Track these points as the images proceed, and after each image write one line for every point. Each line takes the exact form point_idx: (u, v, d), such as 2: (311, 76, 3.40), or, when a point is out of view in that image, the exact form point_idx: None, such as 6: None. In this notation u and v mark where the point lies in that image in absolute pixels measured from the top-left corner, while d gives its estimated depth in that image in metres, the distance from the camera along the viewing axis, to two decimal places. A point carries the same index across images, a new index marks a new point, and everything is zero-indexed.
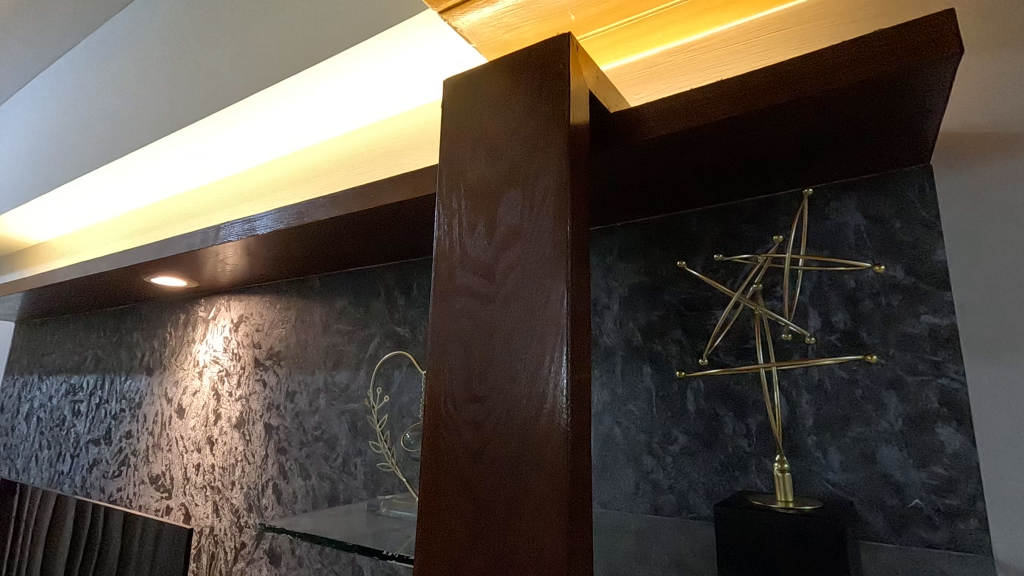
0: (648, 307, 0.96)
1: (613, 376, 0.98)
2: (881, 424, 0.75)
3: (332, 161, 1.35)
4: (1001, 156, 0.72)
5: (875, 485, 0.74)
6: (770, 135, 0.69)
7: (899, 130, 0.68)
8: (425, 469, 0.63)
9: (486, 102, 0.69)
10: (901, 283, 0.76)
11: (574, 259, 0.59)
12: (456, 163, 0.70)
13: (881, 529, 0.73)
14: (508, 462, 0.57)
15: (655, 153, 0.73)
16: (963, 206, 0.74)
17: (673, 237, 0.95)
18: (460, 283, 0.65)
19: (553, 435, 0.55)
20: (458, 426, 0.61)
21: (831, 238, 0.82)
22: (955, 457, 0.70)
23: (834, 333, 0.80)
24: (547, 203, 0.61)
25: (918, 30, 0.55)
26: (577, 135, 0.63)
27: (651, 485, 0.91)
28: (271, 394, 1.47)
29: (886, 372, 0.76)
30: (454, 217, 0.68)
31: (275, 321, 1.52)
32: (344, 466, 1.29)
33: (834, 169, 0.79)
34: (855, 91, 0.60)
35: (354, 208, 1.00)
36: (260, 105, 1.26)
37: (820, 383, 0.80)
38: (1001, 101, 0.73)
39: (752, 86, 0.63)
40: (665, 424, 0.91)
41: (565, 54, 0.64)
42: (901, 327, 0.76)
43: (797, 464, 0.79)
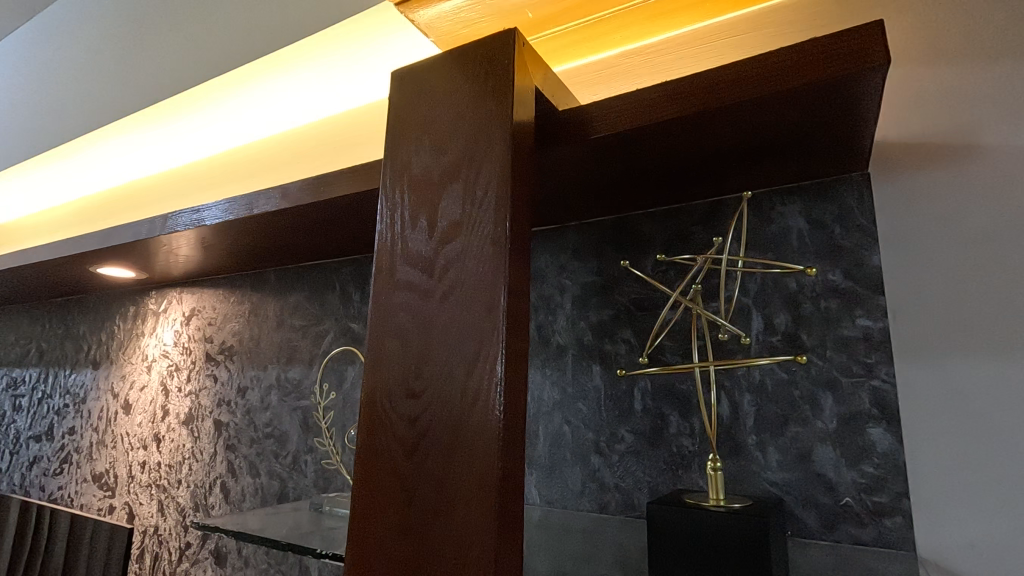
0: (600, 306, 0.96)
1: (564, 375, 0.98)
2: (817, 424, 0.77)
3: (286, 152, 1.32)
4: (933, 167, 0.76)
5: (810, 483, 0.76)
6: (714, 139, 0.70)
7: (837, 137, 0.70)
8: (360, 465, 0.61)
9: (433, 95, 0.68)
10: (839, 287, 0.78)
11: (514, 255, 0.59)
12: (401, 155, 0.69)
13: (813, 526, 0.75)
14: (441, 459, 0.56)
15: (603, 152, 0.73)
16: (898, 213, 0.76)
17: (625, 237, 0.95)
18: (401, 278, 0.64)
19: (487, 431, 0.55)
20: (394, 423, 0.60)
21: (775, 242, 0.84)
22: (883, 456, 0.72)
23: (775, 335, 0.81)
24: (488, 199, 0.61)
25: (849, 41, 0.57)
26: (520, 131, 0.62)
27: (598, 484, 0.91)
28: (222, 390, 1.43)
29: (822, 373, 0.77)
30: (396, 210, 0.67)
31: (228, 314, 1.49)
32: (294, 464, 1.26)
33: (778, 174, 0.81)
34: (792, 98, 0.61)
35: (305, 200, 0.98)
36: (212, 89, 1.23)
37: (761, 383, 0.81)
38: (933, 116, 0.77)
39: (696, 89, 0.64)
40: (612, 423, 0.91)
41: (510, 50, 0.63)
42: (839, 330, 0.77)
43: (736, 463, 0.81)
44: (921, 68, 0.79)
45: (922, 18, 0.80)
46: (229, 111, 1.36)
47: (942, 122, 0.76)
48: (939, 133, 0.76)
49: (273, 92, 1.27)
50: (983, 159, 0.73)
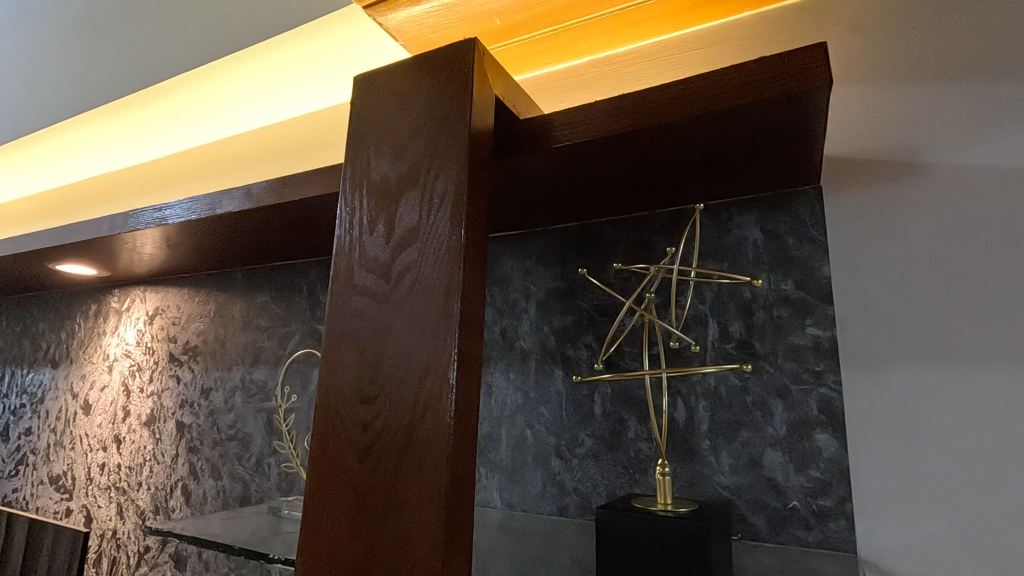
0: (563, 312, 0.98)
1: (527, 379, 0.99)
2: (768, 430, 0.79)
3: (258, 151, 1.31)
4: (880, 182, 0.79)
5: (760, 487, 0.78)
6: (669, 151, 0.72)
7: (787, 153, 0.72)
8: (313, 468, 0.61)
9: (393, 100, 0.69)
10: (791, 297, 0.80)
11: (469, 263, 0.60)
12: (361, 160, 0.69)
13: (762, 529, 0.77)
14: (392, 463, 0.57)
15: (564, 161, 0.74)
16: (847, 226, 0.79)
17: (588, 244, 0.97)
18: (358, 283, 0.64)
19: (438, 436, 0.55)
20: (348, 427, 0.60)
21: (731, 251, 0.86)
22: (829, 461, 0.75)
23: (730, 342, 0.83)
24: (445, 206, 0.61)
25: (794, 61, 0.59)
26: (479, 140, 0.63)
27: (557, 488, 0.92)
28: (185, 390, 1.41)
29: (774, 381, 0.79)
30: (356, 214, 0.67)
31: (193, 314, 1.47)
32: (257, 467, 1.25)
33: (734, 185, 0.83)
34: (743, 114, 0.63)
35: (268, 201, 0.97)
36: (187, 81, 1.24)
37: (715, 389, 0.83)
38: (881, 133, 0.80)
39: (651, 102, 0.65)
40: (573, 427, 0.93)
41: (470, 58, 0.64)
42: (790, 338, 0.80)
43: (691, 467, 0.82)
44: (872, 87, 0.82)
45: (874, 38, 0.84)
46: (199, 108, 1.35)
47: (891, 140, 0.79)
48: (887, 149, 0.79)
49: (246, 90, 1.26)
50: (927, 176, 0.76)
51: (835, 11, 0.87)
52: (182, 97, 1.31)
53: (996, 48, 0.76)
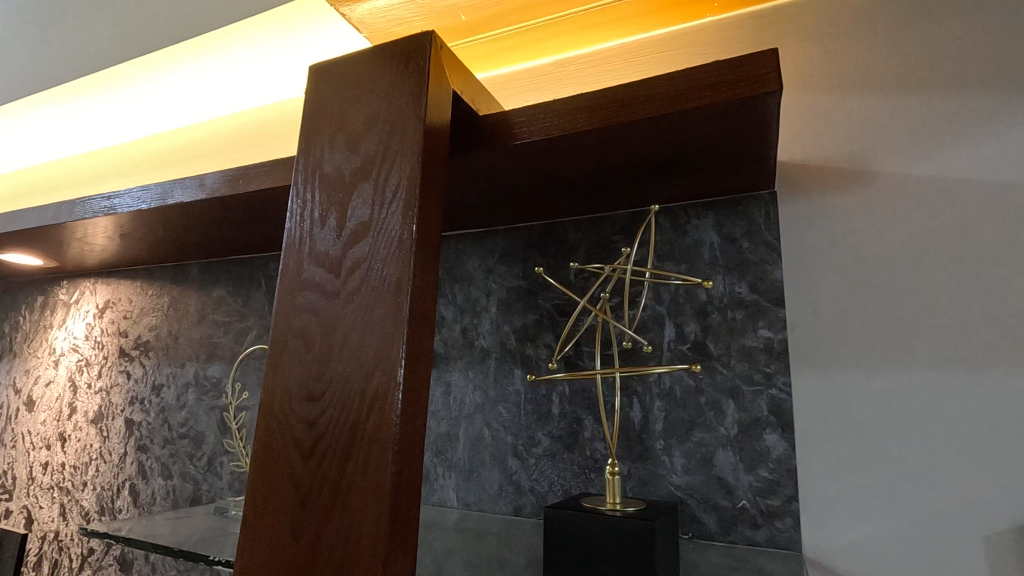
0: (523, 311, 0.97)
1: (486, 378, 0.98)
2: (719, 430, 0.80)
3: (233, 143, 1.31)
4: (832, 189, 0.80)
5: (711, 487, 0.78)
6: (627, 152, 0.72)
7: (742, 157, 0.73)
8: (255, 468, 0.59)
9: (348, 92, 0.67)
10: (745, 299, 0.81)
11: (419, 259, 0.59)
12: (315, 152, 0.67)
13: (712, 528, 0.77)
14: (337, 462, 0.55)
15: (523, 159, 0.74)
16: (799, 231, 0.81)
17: (550, 243, 0.97)
18: (307, 278, 0.62)
19: (383, 434, 0.54)
20: (292, 425, 0.58)
21: (689, 253, 0.86)
22: (778, 461, 0.76)
23: (685, 343, 0.84)
24: (397, 200, 0.60)
25: (746, 66, 0.60)
26: (434, 134, 0.62)
27: (514, 487, 0.92)
28: (135, 387, 1.36)
29: (727, 381, 0.80)
30: (307, 207, 0.66)
31: (146, 308, 1.42)
32: (209, 466, 1.21)
33: (693, 189, 0.84)
34: (698, 118, 0.63)
35: (222, 192, 0.94)
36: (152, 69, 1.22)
37: (670, 390, 0.84)
38: (833, 141, 0.82)
39: (608, 102, 0.65)
40: (530, 426, 0.92)
41: (428, 52, 0.63)
42: (743, 340, 0.81)
43: (645, 466, 0.83)
44: (825, 95, 0.84)
45: (828, 48, 0.86)
46: (161, 95, 1.31)
47: (842, 148, 0.82)
48: (839, 157, 0.81)
49: (212, 78, 1.24)
50: (876, 184, 0.79)
51: (794, 21, 0.88)
52: (144, 84, 1.27)
53: (942, 64, 0.79)
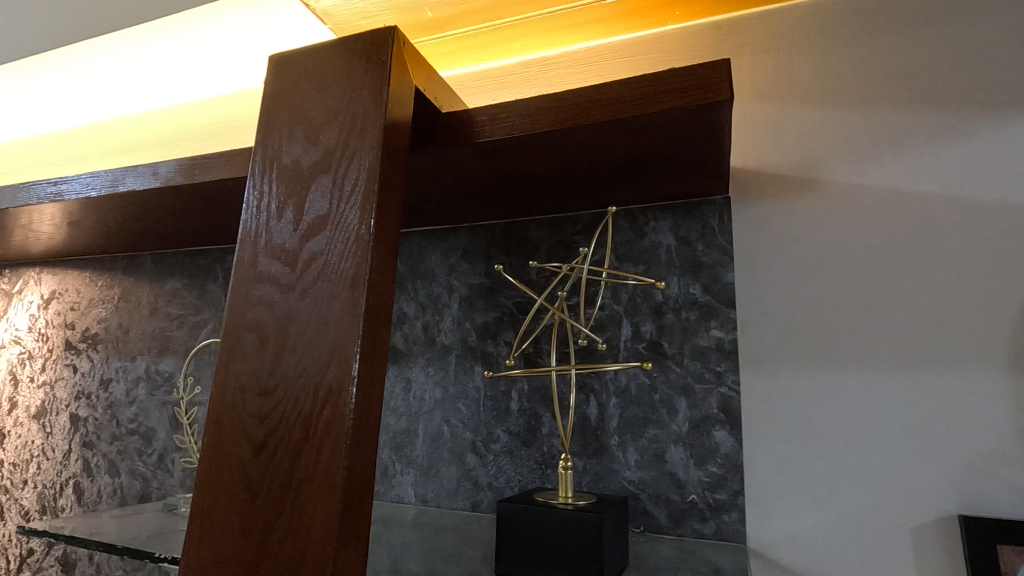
0: (485, 308, 0.98)
1: (446, 375, 0.98)
2: (671, 426, 0.82)
3: (194, 130, 1.28)
4: (782, 196, 0.84)
5: (662, 482, 0.81)
6: (586, 154, 0.73)
7: (697, 162, 0.75)
8: (204, 463, 0.58)
9: (309, 84, 0.67)
10: (698, 300, 0.84)
11: (377, 253, 0.59)
12: (273, 143, 0.66)
13: (662, 522, 0.80)
14: (288, 456, 0.55)
15: (485, 158, 0.74)
16: (750, 236, 0.84)
17: (512, 242, 0.98)
18: (262, 270, 0.62)
19: (336, 428, 0.54)
20: (243, 419, 0.58)
21: (647, 255, 0.89)
22: (726, 456, 0.78)
23: (641, 342, 0.86)
24: (355, 194, 0.60)
25: (700, 74, 0.62)
26: (394, 129, 0.62)
27: (471, 483, 0.93)
28: (82, 381, 1.31)
29: (679, 379, 0.83)
30: (264, 199, 0.65)
31: (95, 300, 1.36)
32: (159, 463, 1.18)
33: (651, 192, 0.86)
34: (655, 123, 0.65)
35: (177, 181, 0.92)
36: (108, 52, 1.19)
37: (625, 387, 0.86)
38: (784, 151, 0.85)
39: (568, 104, 0.66)
40: (489, 423, 0.93)
41: (390, 47, 0.63)
42: (695, 339, 0.83)
43: (600, 462, 0.85)
44: (778, 105, 0.88)
45: (781, 61, 0.89)
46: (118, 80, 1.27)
47: (792, 157, 0.85)
48: (789, 165, 0.85)
49: (172, 64, 1.21)
50: (823, 193, 0.82)
51: (751, 32, 0.91)
52: (100, 64, 1.24)
53: (887, 79, 0.83)
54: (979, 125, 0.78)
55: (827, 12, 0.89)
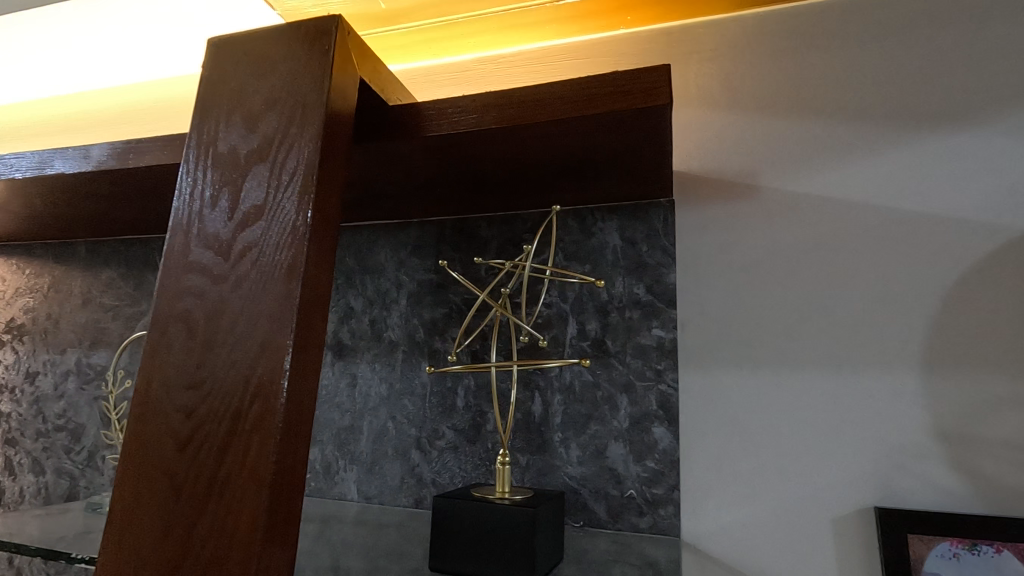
0: (433, 305, 0.98)
1: (393, 371, 0.98)
2: (613, 422, 0.83)
3: (142, 113, 1.24)
4: (723, 201, 0.87)
5: (602, 477, 0.82)
6: (533, 152, 0.74)
7: (641, 165, 0.77)
8: (124, 459, 0.56)
9: (248, 70, 0.65)
10: (642, 300, 0.86)
11: (314, 245, 0.58)
12: (209, 129, 0.64)
13: (601, 516, 0.81)
14: (214, 452, 0.53)
15: (432, 152, 0.74)
16: (692, 239, 0.87)
17: (462, 238, 0.98)
18: (193, 260, 0.60)
19: (266, 422, 0.53)
20: (168, 413, 0.56)
21: (594, 255, 0.90)
22: (663, 452, 0.81)
23: (586, 340, 0.87)
24: (293, 184, 0.59)
25: (641, 78, 0.63)
26: (335, 120, 0.61)
27: (415, 479, 0.92)
28: (5, 374, 1.23)
29: (621, 377, 0.84)
30: (197, 186, 0.62)
31: (22, 288, 1.29)
32: (88, 461, 1.12)
33: (598, 193, 0.87)
34: (598, 124, 0.66)
35: (110, 166, 0.88)
36: (41, 27, 1.13)
37: (570, 384, 0.87)
38: (726, 157, 0.88)
39: (514, 102, 0.67)
40: (435, 419, 0.93)
41: (333, 36, 0.62)
42: (638, 338, 0.85)
43: (543, 458, 0.86)
44: (722, 113, 0.90)
45: (726, 69, 0.92)
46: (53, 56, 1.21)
47: (733, 163, 0.88)
48: (731, 171, 0.88)
49: (112, 43, 1.16)
50: (761, 199, 0.85)
51: (698, 40, 0.94)
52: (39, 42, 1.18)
53: (823, 91, 0.87)
54: (904, 139, 0.82)
55: (770, 23, 0.92)
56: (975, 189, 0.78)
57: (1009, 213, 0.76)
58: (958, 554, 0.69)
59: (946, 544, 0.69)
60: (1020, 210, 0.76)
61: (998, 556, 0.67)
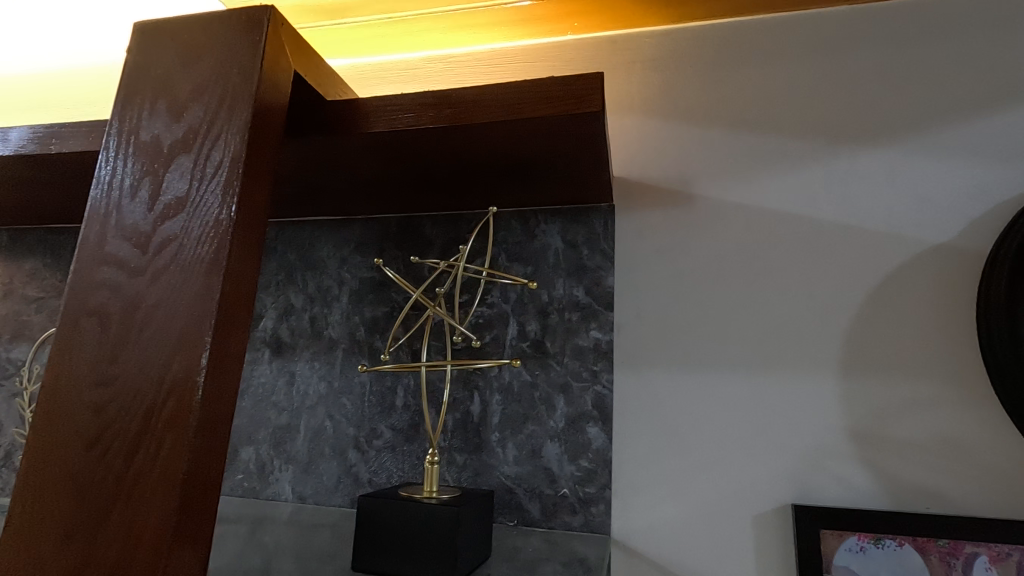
0: (374, 303, 0.97)
1: (331, 369, 0.96)
2: (549, 422, 0.85)
3: (74, 95, 1.19)
4: (661, 208, 0.89)
5: (537, 476, 0.83)
6: (471, 153, 0.74)
7: (580, 170, 0.78)
8: (27, 459, 0.53)
9: (174, 57, 0.63)
10: (581, 302, 0.87)
11: (237, 240, 0.56)
12: (131, 116, 0.62)
13: (535, 515, 0.82)
14: (125, 451, 0.52)
15: (371, 149, 0.73)
16: (631, 244, 0.89)
17: (406, 236, 0.97)
18: (109, 252, 0.57)
19: (180, 420, 0.51)
20: (77, 411, 0.53)
21: (536, 257, 0.91)
22: (597, 452, 0.82)
23: (526, 341, 0.88)
24: (218, 177, 0.57)
25: (575, 85, 0.64)
26: (265, 113, 0.60)
27: (352, 479, 0.91)
28: None
29: (559, 378, 0.86)
30: (116, 175, 0.60)
31: None
32: (5, 460, 1.06)
33: (540, 195, 0.88)
34: (534, 128, 0.67)
35: (29, 151, 0.83)
36: None
37: (508, 384, 0.87)
38: (666, 165, 0.91)
39: (450, 102, 0.67)
40: (373, 418, 0.92)
41: (264, 27, 0.61)
42: (576, 339, 0.86)
43: (479, 457, 0.86)
44: (662, 121, 0.93)
45: (668, 79, 0.94)
46: None
47: (671, 171, 0.90)
48: (669, 179, 0.90)
49: (43, 21, 1.11)
50: (696, 207, 0.88)
51: (642, 49, 0.96)
52: None
53: (757, 105, 0.90)
54: (828, 154, 0.86)
55: (710, 36, 0.94)
56: (891, 204, 0.83)
57: (922, 228, 0.81)
58: (864, 547, 0.73)
59: (855, 538, 0.73)
60: (930, 225, 0.81)
61: (900, 550, 0.72)
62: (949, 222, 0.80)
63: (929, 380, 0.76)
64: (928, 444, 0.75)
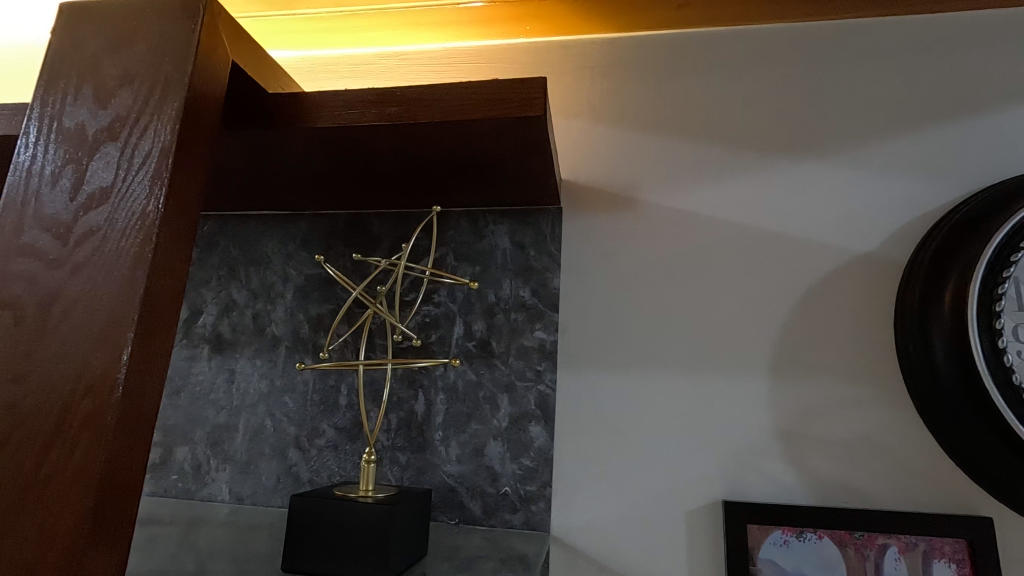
0: (320, 300, 0.95)
1: (273, 367, 0.94)
2: (492, 422, 0.85)
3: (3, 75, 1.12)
4: (606, 212, 0.91)
5: (479, 474, 0.84)
6: (416, 152, 0.74)
7: (526, 172, 0.79)
8: None
9: (102, 42, 0.60)
10: (527, 302, 0.88)
11: (165, 233, 0.55)
12: (55, 101, 0.59)
13: (476, 513, 0.83)
14: (36, 450, 0.49)
15: (313, 144, 0.72)
16: (577, 246, 0.90)
17: (354, 233, 0.96)
18: (26, 243, 0.55)
19: (97, 418, 0.49)
20: None
21: (483, 257, 0.91)
22: (538, 451, 0.83)
23: (471, 341, 0.89)
24: (146, 167, 0.55)
25: (518, 89, 0.65)
26: (198, 103, 0.58)
27: (292, 478, 0.90)
28: None
29: (503, 377, 0.86)
30: (35, 162, 0.57)
31: None
32: None
33: (489, 196, 0.89)
34: (478, 130, 0.67)
35: None
36: None
37: (453, 384, 0.88)
38: (613, 170, 0.93)
39: (394, 101, 0.67)
40: (315, 417, 0.91)
41: (200, 14, 0.59)
42: (521, 339, 0.87)
43: (422, 456, 0.86)
44: (609, 127, 0.95)
45: (616, 86, 0.96)
46: None
47: (617, 176, 0.92)
48: (615, 184, 0.92)
49: None
50: (640, 212, 0.90)
51: (591, 55, 0.98)
52: None
53: (700, 114, 0.93)
54: (765, 165, 0.90)
55: (657, 46, 0.97)
56: (822, 214, 0.87)
57: (848, 238, 0.85)
58: (787, 541, 0.76)
59: (779, 532, 0.77)
60: (856, 235, 0.85)
61: (819, 542, 0.76)
62: (873, 233, 0.85)
63: (852, 382, 0.81)
64: (849, 442, 0.79)
